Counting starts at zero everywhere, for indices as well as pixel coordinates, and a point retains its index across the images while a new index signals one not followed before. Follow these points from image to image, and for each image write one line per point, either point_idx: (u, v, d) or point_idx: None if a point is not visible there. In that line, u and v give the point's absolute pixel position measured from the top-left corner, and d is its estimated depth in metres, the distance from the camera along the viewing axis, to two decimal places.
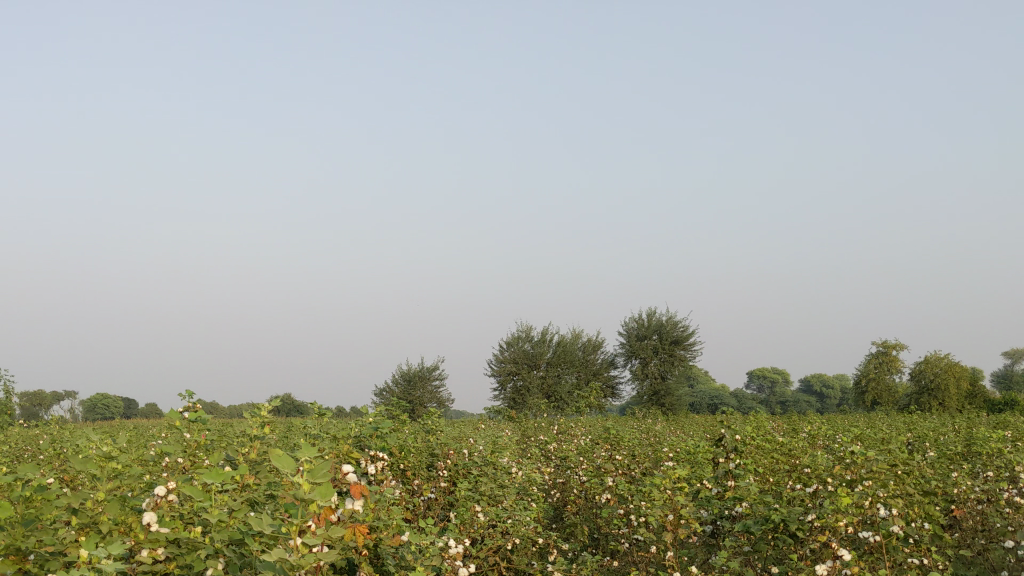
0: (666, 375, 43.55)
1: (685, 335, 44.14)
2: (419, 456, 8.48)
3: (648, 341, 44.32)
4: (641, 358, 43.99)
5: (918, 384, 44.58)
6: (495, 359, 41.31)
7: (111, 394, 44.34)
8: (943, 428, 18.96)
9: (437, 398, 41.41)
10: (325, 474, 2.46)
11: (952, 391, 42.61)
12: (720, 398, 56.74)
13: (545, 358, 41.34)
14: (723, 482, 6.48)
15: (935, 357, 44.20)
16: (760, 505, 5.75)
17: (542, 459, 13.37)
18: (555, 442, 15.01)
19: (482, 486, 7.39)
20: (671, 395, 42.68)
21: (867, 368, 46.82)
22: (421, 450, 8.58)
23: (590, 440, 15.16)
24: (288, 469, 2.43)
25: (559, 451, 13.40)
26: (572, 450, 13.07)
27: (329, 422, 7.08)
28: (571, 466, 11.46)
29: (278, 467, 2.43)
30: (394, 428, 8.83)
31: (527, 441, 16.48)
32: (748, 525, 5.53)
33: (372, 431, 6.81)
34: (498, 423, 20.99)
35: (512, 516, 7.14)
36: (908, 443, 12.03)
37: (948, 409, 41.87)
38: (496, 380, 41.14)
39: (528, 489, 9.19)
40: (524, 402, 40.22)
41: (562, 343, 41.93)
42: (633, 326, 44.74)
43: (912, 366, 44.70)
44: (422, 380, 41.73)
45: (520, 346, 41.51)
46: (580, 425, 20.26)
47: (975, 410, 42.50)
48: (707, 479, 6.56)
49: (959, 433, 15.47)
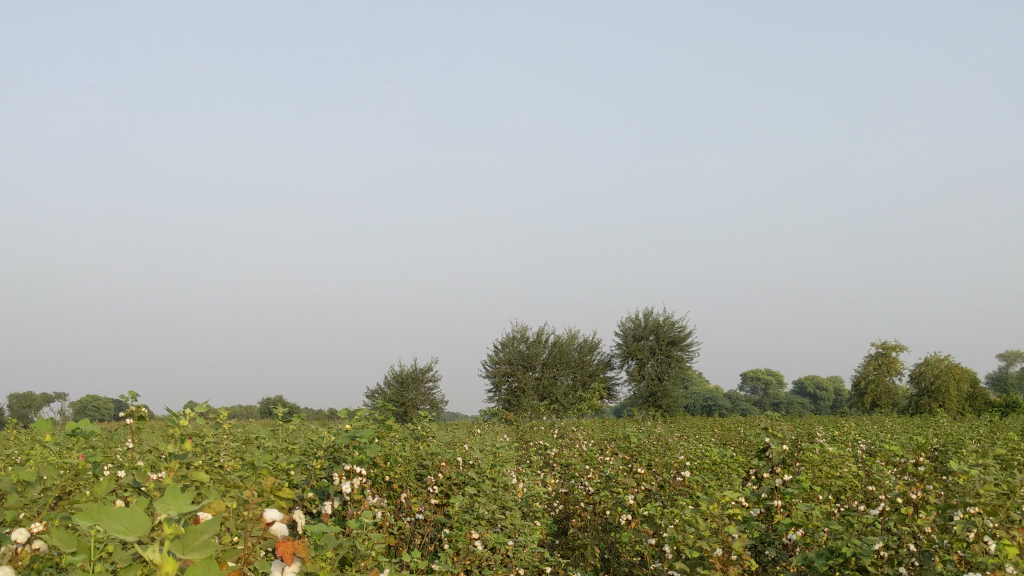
0: (663, 377, 42.53)
1: (682, 335, 43.17)
2: (407, 467, 7.47)
3: (644, 341, 43.30)
4: (637, 359, 42.93)
5: (917, 386, 43.66)
6: (489, 360, 40.22)
7: (98, 397, 43.10)
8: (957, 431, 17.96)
9: (430, 400, 40.37)
10: (204, 547, 1.34)
11: (952, 392, 41.70)
12: (714, 400, 55.75)
13: (540, 360, 40.28)
14: (767, 499, 5.46)
15: (934, 359, 43.30)
16: (821, 532, 4.73)
17: (542, 469, 12.36)
18: (555, 449, 13.98)
19: (479, 505, 6.35)
20: (667, 397, 41.70)
21: (866, 370, 45.74)
22: (410, 460, 7.54)
23: (592, 446, 14.12)
24: (132, 537, 1.30)
25: (560, 459, 12.41)
26: (575, 457, 12.06)
27: (298, 436, 6.03)
28: (577, 475, 10.48)
29: (109, 534, 1.30)
30: (378, 435, 7.79)
31: (524, 448, 15.42)
32: (810, 559, 4.51)
33: (349, 442, 5.70)
34: (490, 427, 19.88)
35: (513, 539, 6.15)
36: (940, 451, 11.09)
37: (949, 412, 40.98)
38: (490, 382, 40.01)
39: (531, 503, 8.20)
40: (518, 405, 39.16)
41: (558, 343, 40.85)
42: (629, 327, 43.65)
43: (911, 368, 43.77)
44: (415, 381, 40.68)
45: (514, 346, 40.44)
46: (578, 429, 19.19)
47: (977, 412, 41.59)
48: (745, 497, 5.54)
49: (981, 439, 14.51)
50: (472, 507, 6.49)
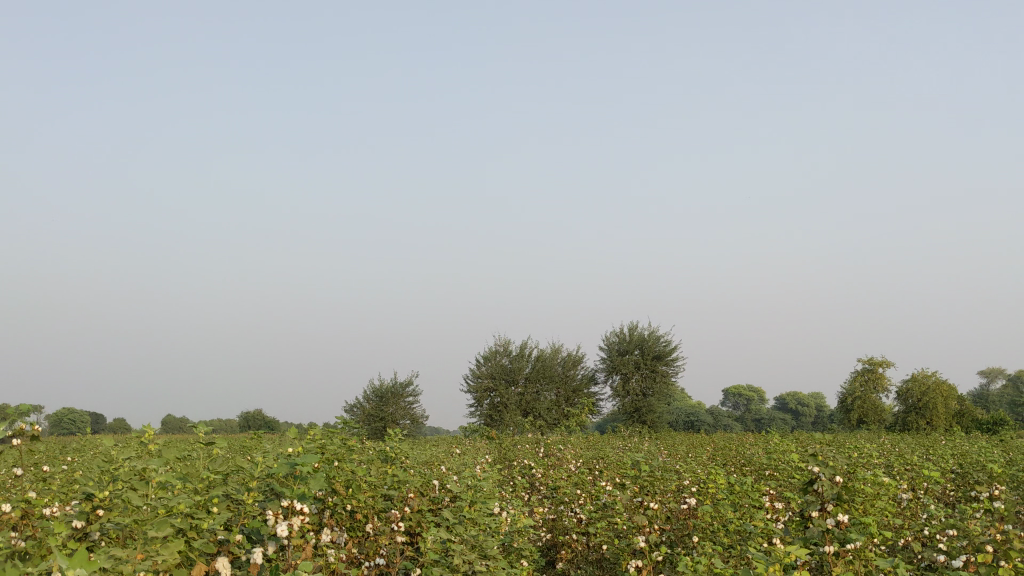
0: (648, 393, 41.45)
1: (668, 350, 42.13)
2: (371, 494, 6.37)
3: (629, 356, 42.21)
4: (622, 374, 41.82)
5: (905, 403, 42.70)
6: (471, 374, 39.03)
7: (77, 410, 41.37)
8: (959, 449, 16.97)
9: (410, 414, 39.11)
10: None
11: (940, 409, 40.79)
12: (697, 418, 54.65)
13: (523, 374, 39.16)
14: (819, 548, 4.34)
15: (921, 375, 42.39)
16: None
17: (526, 493, 11.29)
18: (540, 468, 12.93)
19: (457, 542, 5.27)
20: (652, 413, 40.63)
21: (853, 386, 44.74)
22: (375, 487, 6.47)
23: (580, 466, 13.04)
24: None
25: (550, 479, 11.41)
26: (564, 479, 11.05)
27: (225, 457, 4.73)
28: (571, 500, 9.47)
29: None
30: (339, 455, 6.67)
31: (507, 467, 14.41)
32: None
33: (287, 471, 4.36)
34: (469, 444, 18.76)
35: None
36: (965, 479, 10.09)
37: (936, 429, 40.09)
38: (471, 397, 38.78)
39: (515, 539, 7.13)
40: (500, 420, 37.98)
41: (541, 357, 39.77)
42: (613, 341, 42.60)
43: (899, 385, 42.79)
44: (395, 396, 39.37)
45: (497, 360, 39.32)
46: (564, 447, 18.12)
47: (965, 430, 40.71)
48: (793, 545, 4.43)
49: (991, 458, 13.55)
50: (444, 546, 5.38)
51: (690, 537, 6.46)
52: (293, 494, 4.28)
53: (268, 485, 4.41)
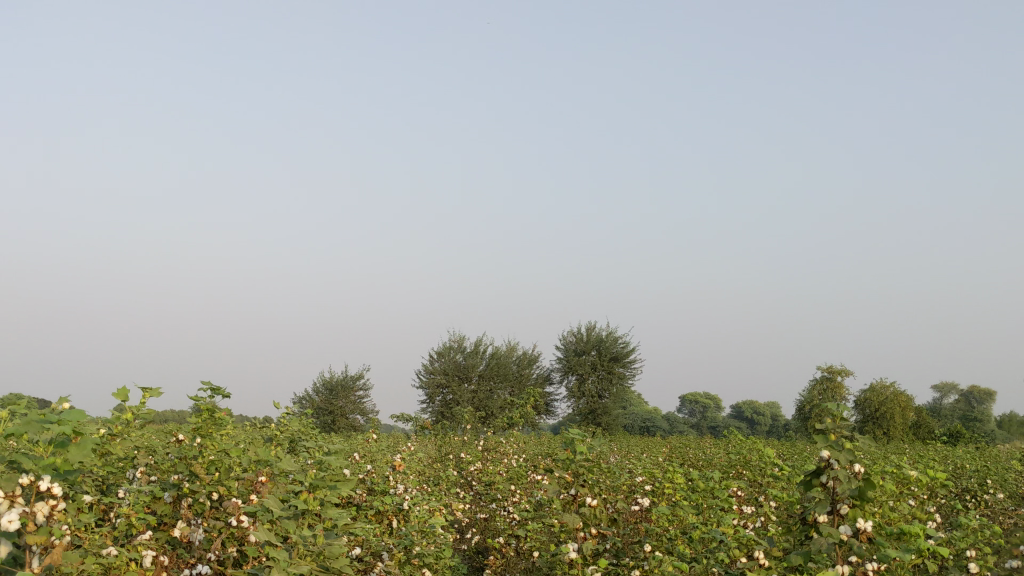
0: (603, 394, 40.19)
1: (625, 351, 40.98)
2: (237, 478, 5.19)
3: (586, 357, 40.93)
4: (577, 375, 40.58)
5: (862, 414, 41.78)
6: (423, 369, 37.53)
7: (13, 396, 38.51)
8: (932, 460, 15.77)
9: (360, 409, 37.56)
10: None
11: (898, 421, 39.89)
12: (652, 424, 53.58)
13: (477, 371, 37.77)
14: (837, 566, 3.03)
15: (880, 386, 41.56)
16: None
17: (458, 490, 9.94)
18: (477, 464, 11.60)
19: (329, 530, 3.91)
20: (607, 415, 39.32)
21: (811, 394, 43.77)
22: (234, 474, 5.15)
23: (522, 463, 11.73)
24: None
25: (485, 475, 10.09)
26: (501, 474, 9.72)
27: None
28: (504, 499, 8.12)
29: None
30: (201, 442, 5.48)
31: (443, 462, 13.07)
32: None
33: (38, 433, 2.89)
34: (408, 439, 17.34)
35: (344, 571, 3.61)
36: (961, 490, 8.83)
37: (893, 440, 39.18)
38: (423, 393, 37.28)
39: (425, 543, 5.78)
40: (451, 417, 36.53)
41: (495, 355, 38.41)
42: (570, 341, 41.35)
43: (857, 395, 41.89)
44: (345, 390, 37.73)
45: (450, 356, 37.85)
46: (510, 445, 16.71)
47: (921, 443, 39.89)
48: (799, 558, 3.10)
49: (978, 466, 12.31)
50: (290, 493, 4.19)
51: (643, 547, 5.16)
52: (43, 469, 2.84)
53: (14, 455, 2.94)
